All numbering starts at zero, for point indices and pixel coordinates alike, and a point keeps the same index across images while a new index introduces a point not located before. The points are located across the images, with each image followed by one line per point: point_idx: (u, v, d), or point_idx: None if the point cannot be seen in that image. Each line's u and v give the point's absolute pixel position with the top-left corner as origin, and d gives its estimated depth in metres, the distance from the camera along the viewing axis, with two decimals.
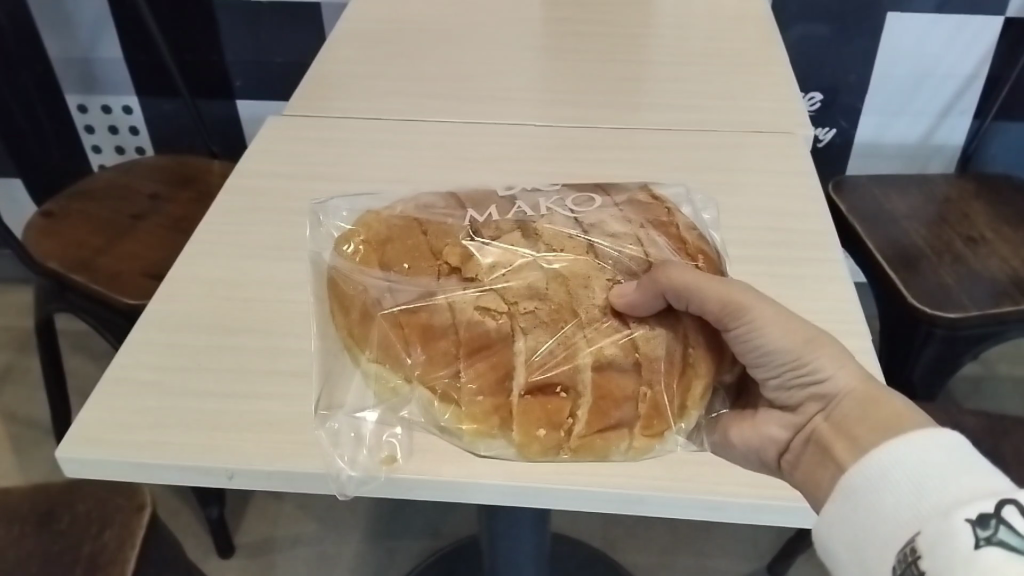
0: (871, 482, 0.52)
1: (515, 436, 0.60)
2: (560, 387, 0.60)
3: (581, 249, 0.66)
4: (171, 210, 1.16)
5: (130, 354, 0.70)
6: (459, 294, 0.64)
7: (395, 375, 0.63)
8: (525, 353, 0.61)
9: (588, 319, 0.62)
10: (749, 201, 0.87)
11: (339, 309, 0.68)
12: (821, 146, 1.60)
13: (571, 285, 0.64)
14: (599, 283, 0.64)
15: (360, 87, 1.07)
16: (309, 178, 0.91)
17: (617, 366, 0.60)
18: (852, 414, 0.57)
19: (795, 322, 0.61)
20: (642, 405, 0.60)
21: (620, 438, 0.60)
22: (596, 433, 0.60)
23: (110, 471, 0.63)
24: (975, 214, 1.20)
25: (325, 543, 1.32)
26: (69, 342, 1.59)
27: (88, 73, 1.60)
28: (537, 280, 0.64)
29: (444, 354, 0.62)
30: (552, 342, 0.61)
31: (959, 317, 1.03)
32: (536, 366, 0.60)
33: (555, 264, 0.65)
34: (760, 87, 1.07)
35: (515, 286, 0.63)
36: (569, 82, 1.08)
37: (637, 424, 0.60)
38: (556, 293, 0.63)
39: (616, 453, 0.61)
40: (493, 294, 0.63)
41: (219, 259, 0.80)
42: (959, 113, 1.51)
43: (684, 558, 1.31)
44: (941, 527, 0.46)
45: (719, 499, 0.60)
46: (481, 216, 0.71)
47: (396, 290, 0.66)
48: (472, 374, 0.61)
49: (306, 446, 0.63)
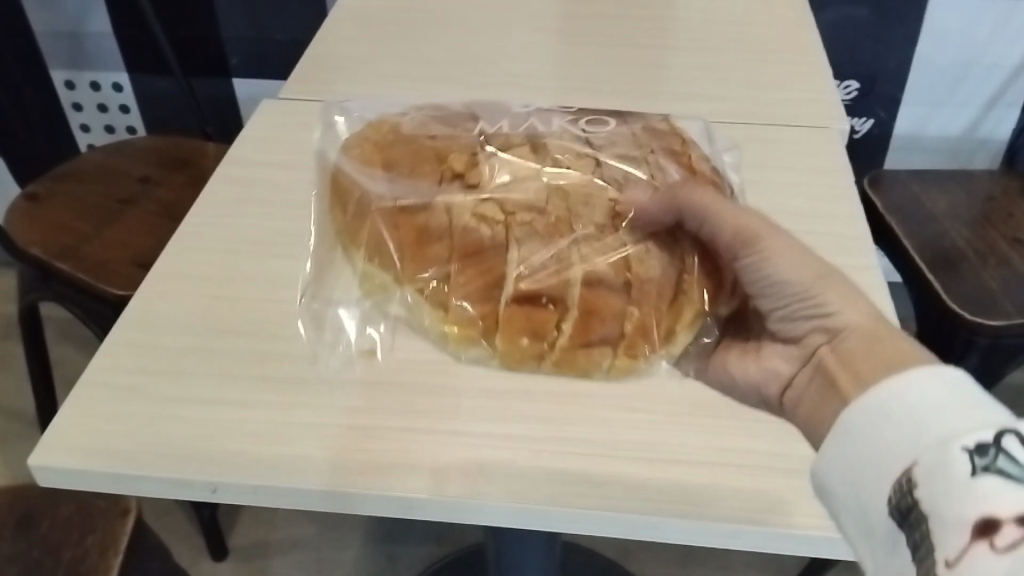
0: (867, 413, 0.46)
1: (497, 344, 0.56)
2: (547, 297, 0.55)
3: (586, 168, 0.62)
4: (162, 194, 1.11)
5: (109, 355, 0.64)
6: (457, 198, 0.59)
7: (382, 273, 0.59)
8: (516, 262, 0.56)
9: (585, 233, 0.57)
10: (781, 199, 0.81)
11: (338, 201, 0.65)
12: (857, 138, 1.52)
13: (573, 201, 0.59)
14: (601, 202, 0.59)
15: (364, 70, 1.01)
16: (307, 166, 0.85)
17: (608, 283, 0.55)
18: (857, 350, 0.51)
19: (811, 255, 0.56)
20: (629, 321, 0.55)
21: (601, 353, 0.56)
22: (575, 348, 0.55)
23: (82, 483, 0.58)
24: (1020, 214, 1.13)
25: (322, 549, 1.27)
26: (60, 334, 1.55)
27: (75, 46, 1.55)
28: (537, 194, 0.59)
29: (433, 245, 0.58)
30: (545, 255, 0.56)
31: (1003, 324, 0.96)
32: (526, 274, 0.55)
33: (557, 180, 0.60)
34: (791, 76, 1.00)
35: (514, 199, 0.59)
36: (589, 66, 1.02)
37: (624, 337, 0.56)
38: (555, 208, 0.58)
39: (596, 370, 0.57)
40: (492, 202, 0.59)
41: (206, 253, 0.74)
42: (1004, 105, 1.44)
43: (700, 573, 1.25)
44: (938, 457, 0.41)
45: (745, 527, 0.54)
46: (491, 127, 0.68)
47: (395, 188, 0.62)
48: (458, 270, 0.57)
49: (297, 461, 0.57)
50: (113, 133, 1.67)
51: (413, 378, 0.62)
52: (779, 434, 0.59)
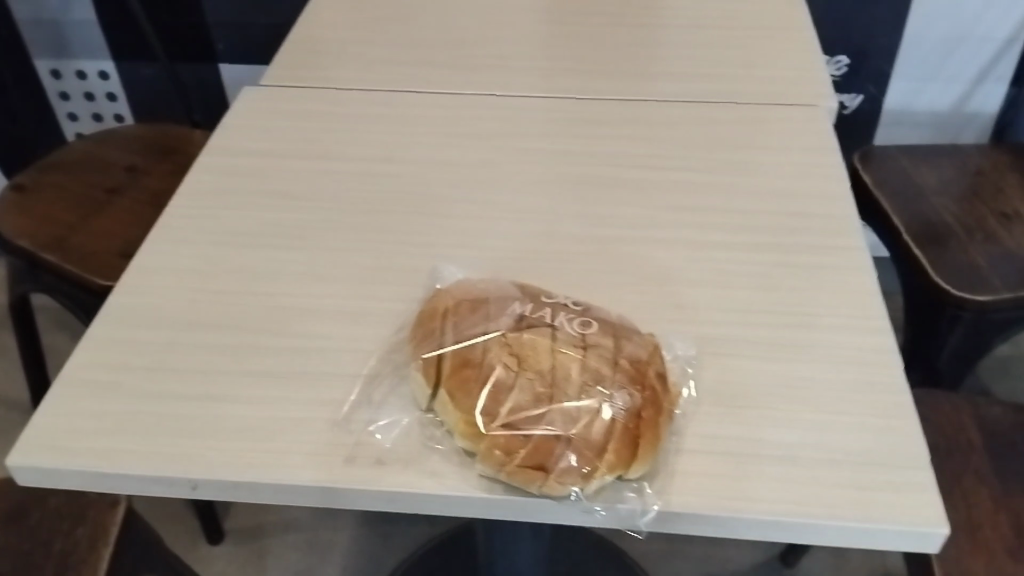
0: None
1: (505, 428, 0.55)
2: (530, 388, 0.56)
3: (531, 287, 0.65)
4: (148, 182, 1.11)
5: (92, 351, 0.64)
6: (422, 337, 0.62)
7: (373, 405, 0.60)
8: (492, 367, 0.57)
9: (538, 325, 0.60)
10: (766, 181, 0.81)
11: None
12: (848, 112, 1.51)
13: (521, 305, 0.62)
14: (552, 305, 0.62)
15: (346, 54, 1.00)
16: (290, 155, 0.85)
17: (573, 360, 0.57)
18: None
19: None
20: (609, 453, 0.54)
21: (569, 479, 0.54)
22: (542, 474, 0.54)
23: (65, 481, 0.58)
24: (1009, 189, 1.13)
25: (318, 530, 1.28)
26: (50, 320, 1.55)
27: (59, 35, 1.54)
28: (486, 307, 0.62)
29: (474, 342, 0.59)
30: (512, 354, 0.58)
31: (990, 300, 0.96)
32: (502, 374, 0.57)
33: (502, 294, 0.63)
34: (777, 55, 0.99)
35: (467, 317, 0.62)
36: (575, 47, 1.01)
37: (589, 469, 0.54)
38: (506, 313, 0.61)
39: (565, 495, 0.54)
40: (537, 313, 0.61)
41: (188, 246, 0.74)
42: (995, 78, 1.43)
43: (690, 549, 1.27)
44: None
45: (724, 514, 0.54)
46: None
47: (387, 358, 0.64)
48: (479, 370, 0.57)
49: (279, 457, 0.57)
50: (101, 121, 1.67)
51: (395, 372, 0.62)
52: (765, 421, 0.59)
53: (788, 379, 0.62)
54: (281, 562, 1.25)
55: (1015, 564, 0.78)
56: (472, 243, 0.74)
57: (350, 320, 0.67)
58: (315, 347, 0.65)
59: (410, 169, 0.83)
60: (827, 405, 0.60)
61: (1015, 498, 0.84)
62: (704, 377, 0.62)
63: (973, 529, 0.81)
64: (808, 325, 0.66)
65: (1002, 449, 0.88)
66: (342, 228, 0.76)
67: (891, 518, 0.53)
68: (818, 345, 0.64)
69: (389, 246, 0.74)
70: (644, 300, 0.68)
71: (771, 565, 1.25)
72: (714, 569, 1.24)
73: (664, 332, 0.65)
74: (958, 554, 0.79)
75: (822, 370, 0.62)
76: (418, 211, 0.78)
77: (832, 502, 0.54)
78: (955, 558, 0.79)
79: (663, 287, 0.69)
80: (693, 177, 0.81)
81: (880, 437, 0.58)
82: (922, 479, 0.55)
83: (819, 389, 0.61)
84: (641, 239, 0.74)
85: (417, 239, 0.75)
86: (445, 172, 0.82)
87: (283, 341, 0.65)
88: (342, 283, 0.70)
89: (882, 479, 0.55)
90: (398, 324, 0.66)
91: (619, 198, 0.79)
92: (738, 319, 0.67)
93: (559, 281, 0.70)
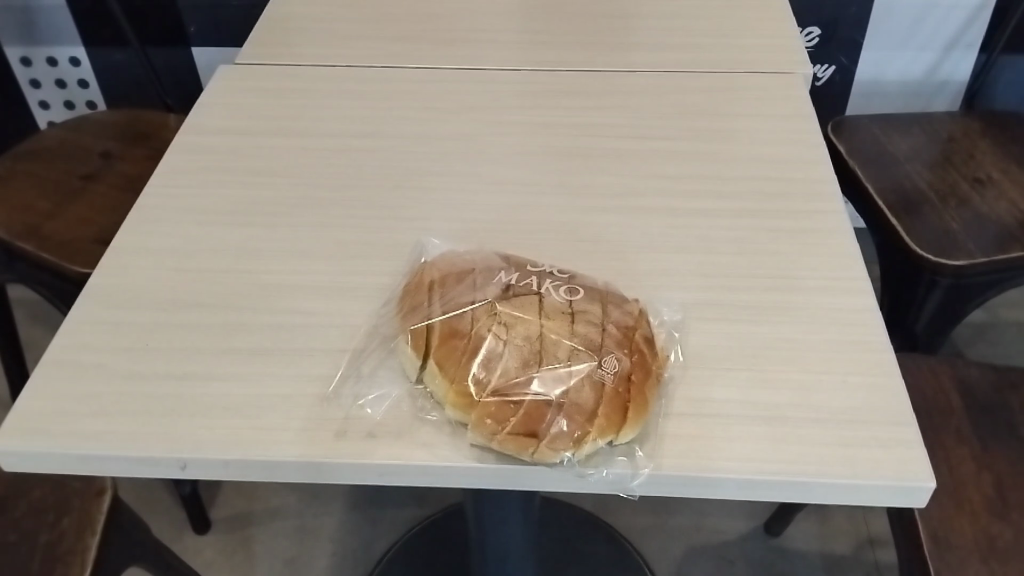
0: None
1: (494, 397, 0.55)
2: (519, 357, 0.56)
3: (516, 261, 0.65)
4: (124, 168, 1.11)
5: (72, 335, 0.63)
6: (413, 310, 0.62)
7: (361, 375, 0.60)
8: (480, 339, 0.57)
9: (523, 296, 0.59)
10: (744, 147, 0.81)
11: None
12: (820, 84, 1.53)
13: (507, 276, 0.62)
14: (537, 276, 0.62)
15: (321, 32, 1.00)
16: (268, 133, 0.84)
17: (559, 330, 0.57)
18: None
19: None
20: (600, 417, 0.54)
21: (562, 444, 0.54)
22: (534, 440, 0.54)
23: (49, 465, 0.57)
24: (982, 154, 1.14)
25: (306, 515, 1.28)
26: (25, 315, 1.54)
27: (28, 23, 1.52)
28: (472, 278, 0.62)
29: (462, 312, 0.59)
30: (500, 324, 0.58)
31: (966, 264, 0.98)
32: (491, 345, 0.57)
33: (490, 266, 0.63)
34: (752, 24, 1.00)
35: (456, 287, 0.61)
36: (549, 20, 1.02)
37: (580, 434, 0.54)
38: (492, 284, 0.61)
39: (557, 461, 0.54)
40: (523, 282, 0.61)
41: (168, 227, 0.73)
42: (965, 46, 1.45)
43: (676, 521, 1.28)
44: None
45: (715, 475, 0.54)
46: None
47: (378, 330, 0.63)
48: (468, 340, 0.57)
49: (268, 434, 0.56)
50: (73, 108, 1.65)
51: (383, 344, 0.62)
52: (753, 384, 0.59)
53: (773, 341, 0.62)
54: (267, 547, 1.24)
55: (997, 521, 0.80)
56: (455, 215, 0.74)
57: (334, 296, 0.67)
58: (299, 323, 0.64)
59: (389, 144, 0.83)
60: (815, 366, 0.60)
61: (994, 456, 0.85)
62: (691, 340, 0.62)
63: (954, 487, 0.83)
64: (791, 288, 0.67)
65: (984, 412, 0.89)
66: (324, 204, 0.76)
67: (879, 474, 0.53)
68: (802, 306, 0.65)
69: (372, 221, 0.74)
70: (626, 268, 0.69)
71: (756, 536, 1.26)
72: (700, 541, 1.25)
73: (651, 299, 0.66)
74: (940, 510, 0.80)
75: (806, 332, 0.63)
76: (399, 185, 0.78)
77: (820, 460, 0.54)
78: (938, 515, 0.80)
79: (645, 255, 0.70)
80: (672, 146, 0.82)
81: (867, 394, 0.58)
82: (909, 435, 0.56)
83: (805, 350, 0.62)
84: (623, 206, 0.75)
85: (400, 213, 0.74)
86: (425, 147, 0.82)
87: (266, 319, 0.65)
88: (326, 260, 0.70)
89: (870, 436, 0.56)
90: (384, 298, 0.66)
91: (599, 168, 0.79)
92: (722, 285, 0.67)
93: (543, 250, 0.70)
